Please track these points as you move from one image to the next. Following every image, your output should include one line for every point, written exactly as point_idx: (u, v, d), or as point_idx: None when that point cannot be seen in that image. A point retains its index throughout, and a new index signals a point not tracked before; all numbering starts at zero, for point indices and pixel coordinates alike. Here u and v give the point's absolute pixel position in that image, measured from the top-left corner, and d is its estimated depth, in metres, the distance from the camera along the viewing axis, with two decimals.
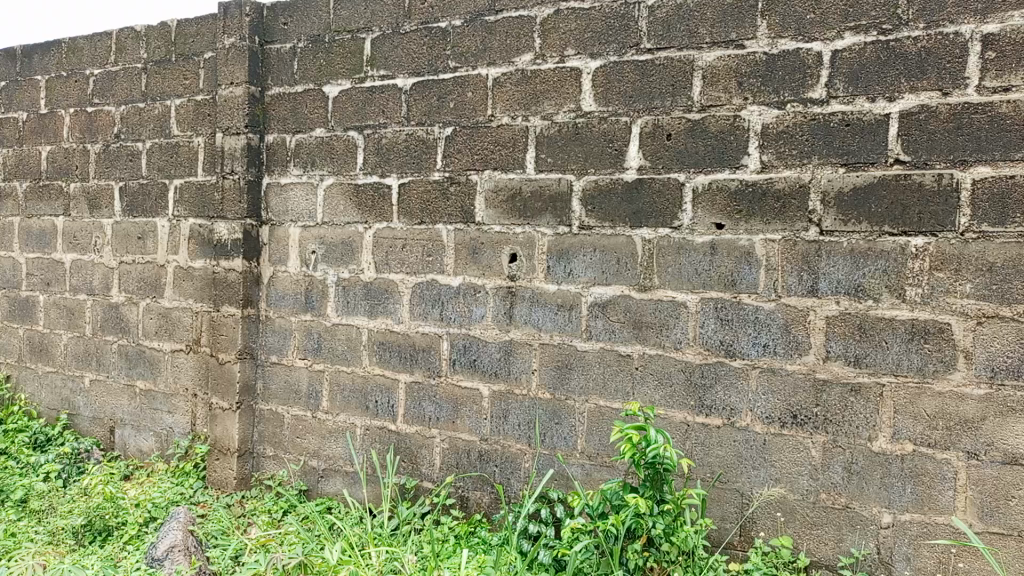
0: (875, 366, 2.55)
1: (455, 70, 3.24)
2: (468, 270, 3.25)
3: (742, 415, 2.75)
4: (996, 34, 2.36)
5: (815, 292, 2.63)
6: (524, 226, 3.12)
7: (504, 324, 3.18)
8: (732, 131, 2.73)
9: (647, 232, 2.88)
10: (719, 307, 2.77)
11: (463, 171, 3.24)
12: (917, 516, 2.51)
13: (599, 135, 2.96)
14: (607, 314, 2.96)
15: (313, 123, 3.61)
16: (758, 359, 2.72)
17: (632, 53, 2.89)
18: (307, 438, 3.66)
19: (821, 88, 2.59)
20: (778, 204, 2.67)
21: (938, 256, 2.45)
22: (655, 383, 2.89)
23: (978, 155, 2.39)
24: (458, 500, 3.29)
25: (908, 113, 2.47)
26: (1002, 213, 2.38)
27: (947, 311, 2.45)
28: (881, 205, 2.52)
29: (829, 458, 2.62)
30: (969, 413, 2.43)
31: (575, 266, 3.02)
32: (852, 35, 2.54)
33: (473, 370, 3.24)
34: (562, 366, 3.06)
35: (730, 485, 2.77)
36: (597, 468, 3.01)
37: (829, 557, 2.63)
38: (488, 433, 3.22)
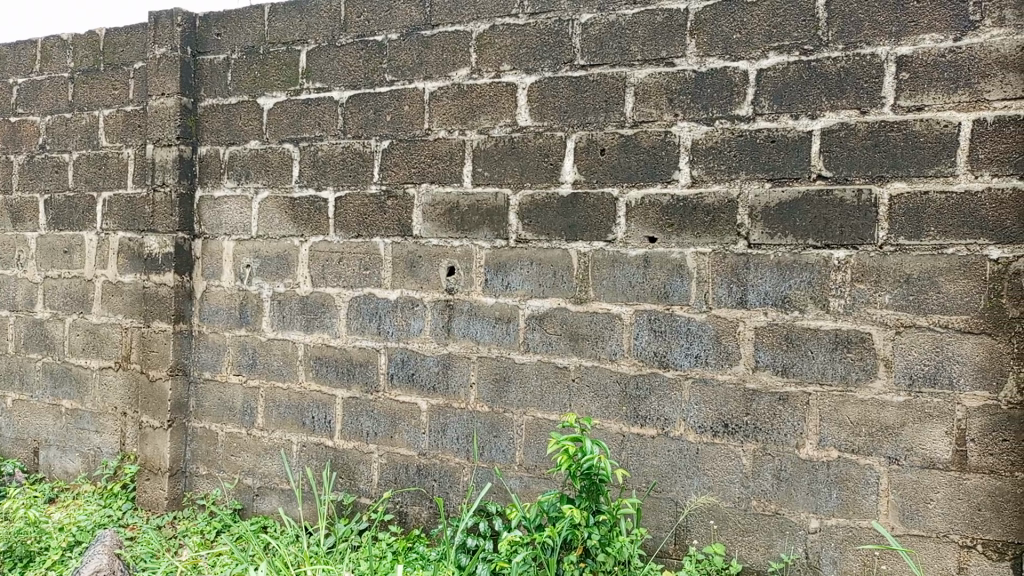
0: (802, 375, 2.63)
1: (392, 83, 3.24)
2: (406, 284, 3.24)
3: (675, 425, 2.80)
4: (909, 56, 2.47)
5: (744, 303, 2.70)
6: (462, 239, 3.13)
7: (442, 337, 3.17)
8: (663, 147, 2.79)
9: (582, 245, 2.92)
10: (653, 319, 2.82)
11: (400, 184, 3.24)
12: (843, 521, 2.58)
13: (535, 150, 2.99)
14: (544, 327, 2.99)
15: (247, 135, 3.56)
16: (690, 369, 2.78)
17: (566, 69, 2.93)
18: (241, 455, 3.59)
19: (747, 106, 2.67)
20: (707, 218, 2.74)
21: (859, 269, 2.55)
22: (591, 395, 2.92)
23: (894, 171, 2.49)
24: (397, 516, 3.26)
25: (829, 130, 2.57)
26: (917, 227, 2.47)
27: (868, 321, 2.55)
28: (805, 219, 2.61)
29: (759, 465, 2.68)
30: (890, 419, 2.52)
31: (512, 279, 3.04)
32: (776, 54, 2.63)
33: (411, 384, 3.23)
34: (499, 379, 3.07)
35: (664, 494, 2.82)
36: (535, 480, 3.02)
37: (760, 563, 2.69)
38: (426, 447, 3.20)
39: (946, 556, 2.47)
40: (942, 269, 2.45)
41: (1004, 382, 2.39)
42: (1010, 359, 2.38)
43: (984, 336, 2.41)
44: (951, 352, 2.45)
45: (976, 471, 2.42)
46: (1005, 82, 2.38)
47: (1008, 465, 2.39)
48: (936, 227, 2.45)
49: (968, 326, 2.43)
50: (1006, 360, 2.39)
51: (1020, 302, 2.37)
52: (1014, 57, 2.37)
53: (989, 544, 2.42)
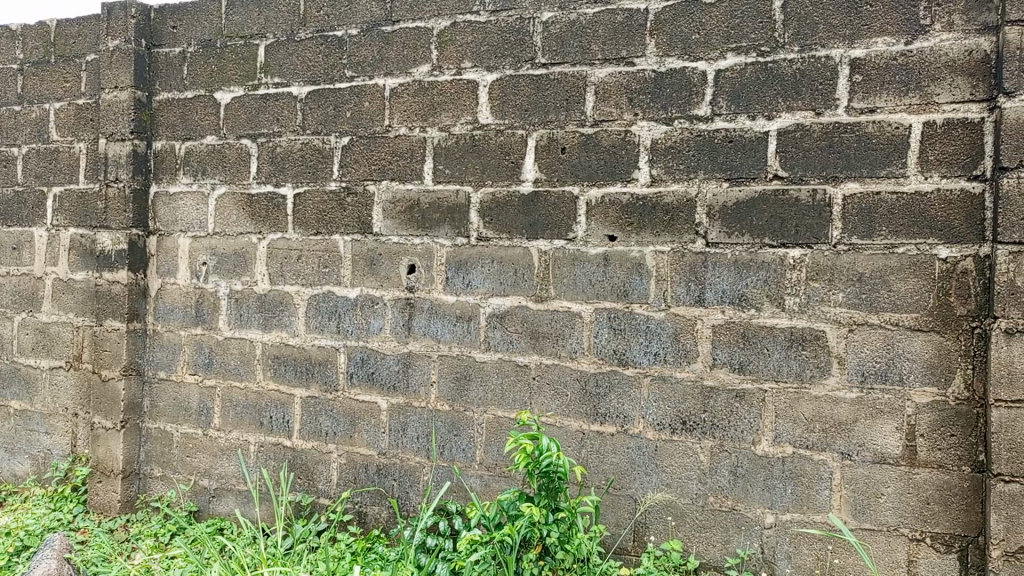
0: (758, 372, 2.66)
1: (352, 79, 3.21)
2: (366, 282, 3.21)
3: (634, 422, 2.81)
4: (862, 59, 2.51)
5: (702, 302, 2.72)
6: (422, 237, 3.11)
7: (403, 336, 3.15)
8: (623, 146, 2.80)
9: (543, 244, 2.92)
10: (612, 316, 2.83)
11: (360, 181, 3.21)
12: (797, 516, 2.62)
13: (496, 147, 2.98)
14: (505, 325, 2.98)
15: (204, 130, 3.49)
16: (649, 367, 2.79)
17: (527, 68, 2.93)
18: (197, 456, 3.53)
19: (706, 106, 2.70)
20: (667, 217, 2.76)
21: (814, 267, 2.59)
22: (551, 393, 2.92)
23: (848, 172, 2.54)
24: (356, 516, 3.23)
25: (785, 131, 2.60)
26: (869, 226, 2.52)
27: (822, 319, 2.58)
28: (761, 219, 2.64)
29: (716, 462, 2.71)
30: (842, 415, 2.56)
31: (473, 277, 3.03)
32: (734, 55, 2.66)
33: (370, 383, 3.20)
34: (460, 378, 3.06)
35: (623, 491, 2.83)
36: (495, 478, 3.01)
37: (717, 559, 2.72)
38: (386, 447, 3.18)
39: (897, 549, 2.51)
40: (893, 268, 2.50)
41: (952, 378, 2.44)
42: (958, 356, 2.44)
43: (933, 333, 2.46)
44: (901, 349, 2.49)
45: (926, 465, 2.47)
46: (954, 85, 2.43)
47: (956, 459, 2.44)
48: (887, 227, 2.50)
49: (917, 323, 2.48)
50: (954, 357, 2.44)
51: (968, 300, 2.42)
52: (962, 60, 2.42)
53: (937, 536, 2.46)
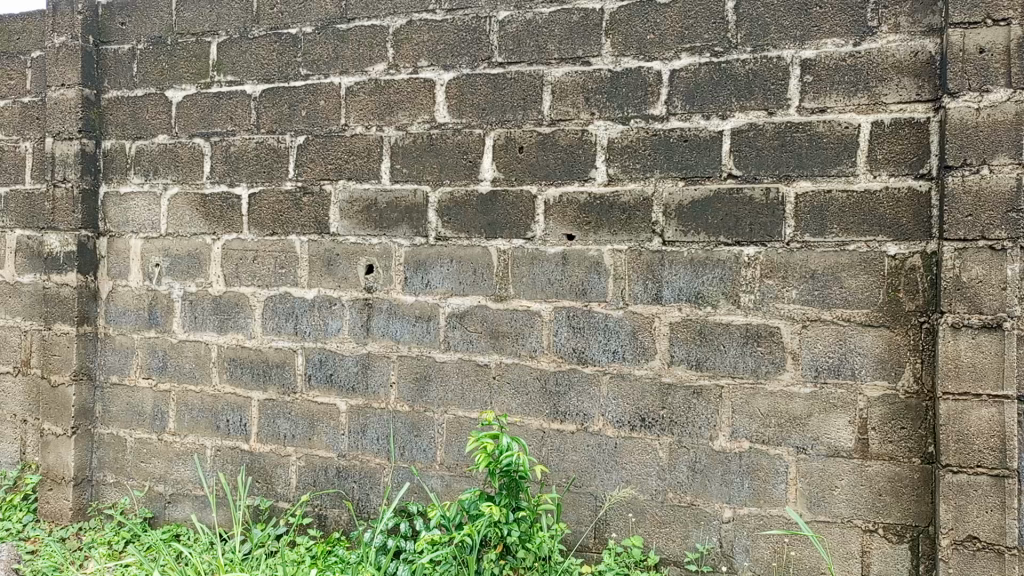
0: (714, 369, 2.69)
1: (307, 78, 3.17)
2: (323, 283, 3.17)
3: (594, 420, 2.83)
4: (812, 60, 2.55)
5: (659, 299, 2.75)
6: (380, 237, 3.09)
7: (362, 337, 3.12)
8: (580, 145, 2.81)
9: (501, 243, 2.92)
10: (571, 315, 2.84)
11: (316, 181, 3.17)
12: (754, 509, 2.66)
13: (454, 147, 2.97)
14: (465, 324, 2.98)
15: (155, 129, 3.42)
16: (608, 365, 2.81)
17: (484, 67, 2.92)
18: (152, 462, 3.45)
19: (661, 105, 2.72)
20: (624, 216, 2.78)
21: (768, 265, 2.63)
22: (511, 392, 2.92)
23: (800, 171, 2.58)
24: (315, 519, 3.19)
25: (739, 130, 2.64)
26: (821, 224, 2.56)
27: (776, 316, 2.62)
28: (716, 217, 2.67)
29: (675, 458, 2.74)
30: (797, 410, 2.60)
31: (432, 277, 3.02)
32: (688, 55, 2.69)
33: (329, 385, 3.17)
34: (419, 378, 3.04)
35: (584, 488, 2.85)
36: (456, 478, 3.00)
37: (677, 554, 2.75)
38: (345, 449, 3.15)
39: (851, 540, 2.56)
40: (845, 264, 2.54)
41: (902, 372, 2.50)
42: (907, 351, 2.49)
43: (883, 328, 2.51)
44: (853, 344, 2.54)
45: (877, 457, 2.53)
46: (900, 85, 2.48)
47: (907, 451, 2.50)
48: (838, 225, 2.55)
49: (868, 319, 2.53)
50: (903, 351, 2.50)
51: (916, 295, 2.47)
52: (908, 62, 2.47)
53: (890, 527, 2.51)
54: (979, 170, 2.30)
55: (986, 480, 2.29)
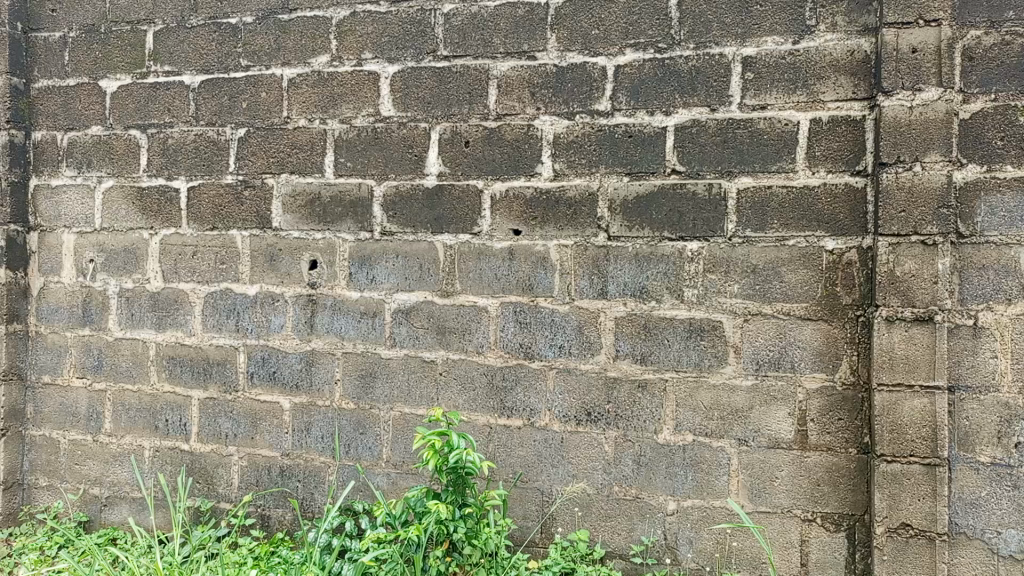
0: (659, 363, 2.71)
1: (247, 69, 3.09)
2: (265, 279, 3.10)
3: (540, 415, 2.82)
4: (753, 57, 2.58)
5: (604, 294, 2.75)
6: (324, 232, 3.03)
7: (305, 334, 3.06)
8: (526, 140, 2.80)
9: (447, 238, 2.89)
10: (518, 310, 2.83)
11: (257, 174, 3.10)
12: (698, 501, 2.69)
13: (398, 140, 2.93)
14: (411, 321, 2.94)
15: (88, 120, 3.30)
16: (554, 360, 2.80)
17: (429, 60, 2.89)
18: (87, 464, 3.34)
19: (606, 101, 2.72)
20: (569, 211, 2.77)
21: (711, 260, 2.65)
22: (457, 388, 2.90)
23: (741, 167, 2.61)
24: (258, 520, 3.12)
25: (683, 126, 2.66)
26: (762, 219, 2.60)
27: (719, 310, 2.65)
28: (660, 213, 2.69)
29: (620, 451, 2.75)
30: (739, 403, 2.64)
31: (377, 273, 2.97)
32: (632, 51, 2.69)
33: (272, 383, 3.10)
34: (364, 375, 3.00)
35: (530, 484, 2.84)
36: (402, 475, 2.96)
37: (622, 547, 2.76)
38: (288, 448, 3.08)
39: (790, 529, 2.60)
40: (785, 259, 2.58)
41: (840, 365, 2.55)
42: (844, 344, 2.54)
43: (821, 321, 2.56)
44: (793, 337, 2.59)
45: (816, 448, 2.57)
46: (838, 84, 2.52)
47: (844, 442, 2.55)
48: (778, 220, 2.58)
49: (807, 312, 2.57)
50: (841, 344, 2.55)
51: (853, 289, 2.52)
52: (845, 60, 2.51)
53: (827, 516, 2.56)
54: (912, 167, 2.36)
55: (919, 468, 2.35)
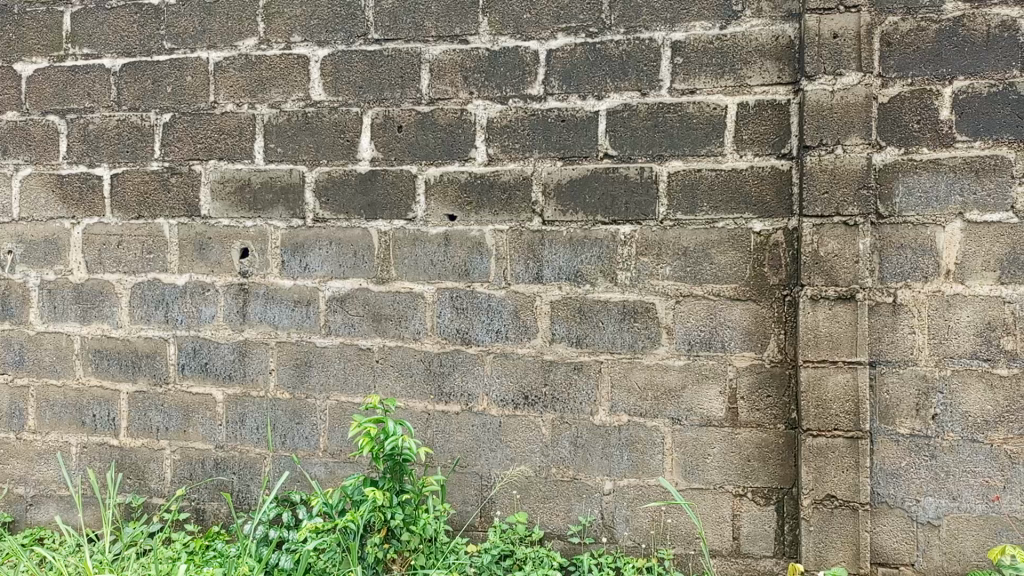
0: (594, 345, 2.73)
1: (171, 52, 2.99)
2: (195, 268, 3.02)
3: (478, 400, 2.82)
4: (682, 42, 2.61)
5: (540, 278, 2.76)
6: (255, 219, 2.97)
7: (237, 324, 3.00)
8: (460, 124, 2.78)
9: (382, 224, 2.86)
10: (454, 296, 2.82)
11: (184, 161, 3.01)
12: (633, 480, 2.73)
13: (330, 125, 2.88)
14: (345, 308, 2.90)
15: (2, 105, 3.15)
16: (491, 344, 2.81)
17: (360, 43, 2.84)
18: (10, 463, 3.21)
19: (538, 85, 2.72)
20: (504, 195, 2.77)
21: (643, 243, 2.68)
22: (394, 375, 2.88)
23: (672, 151, 2.65)
24: (192, 514, 3.05)
25: (614, 111, 2.68)
26: (692, 202, 2.64)
27: (651, 292, 2.69)
28: (594, 197, 2.71)
29: (557, 434, 2.77)
30: (672, 382, 2.68)
31: (310, 260, 2.93)
32: (564, 35, 2.70)
33: (203, 374, 3.03)
34: (299, 365, 2.95)
35: (469, 468, 2.84)
36: (340, 465, 2.93)
37: (560, 527, 2.79)
38: (223, 440, 3.02)
39: (722, 505, 2.66)
40: (714, 241, 2.63)
41: (768, 343, 2.61)
42: (772, 323, 2.60)
43: (750, 302, 2.62)
44: (723, 318, 2.64)
45: (746, 425, 2.64)
46: (764, 68, 2.57)
47: (773, 418, 2.61)
48: (708, 203, 2.63)
49: (736, 293, 2.62)
50: (769, 323, 2.61)
51: (779, 270, 2.59)
52: (771, 45, 2.56)
53: (758, 491, 2.63)
54: (834, 150, 2.42)
55: (842, 441, 2.43)
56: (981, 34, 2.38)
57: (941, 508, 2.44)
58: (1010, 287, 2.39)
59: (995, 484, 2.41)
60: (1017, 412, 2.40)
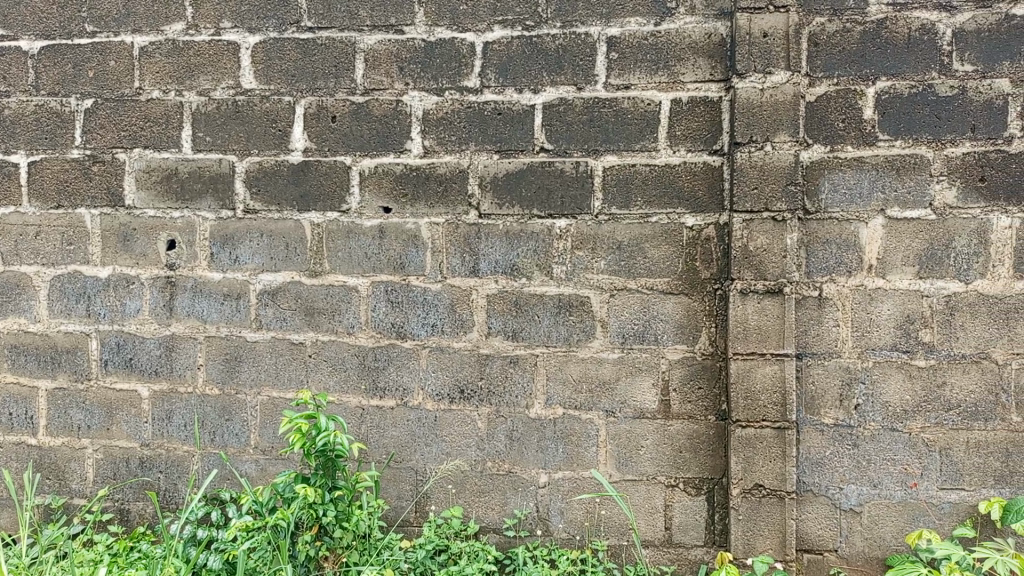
0: (530, 339, 2.73)
1: (93, 35, 2.87)
2: (119, 260, 2.91)
3: (413, 395, 2.79)
4: (617, 37, 2.63)
5: (476, 272, 2.75)
6: (182, 210, 2.87)
7: (164, 318, 2.90)
8: (395, 116, 2.75)
9: (315, 216, 2.81)
10: (389, 290, 2.78)
11: (108, 149, 2.89)
12: (568, 473, 2.73)
13: (261, 114, 2.80)
14: (277, 302, 2.84)
15: None
16: (426, 338, 2.78)
17: (292, 31, 2.77)
18: None
19: (475, 77, 2.70)
20: (440, 188, 2.75)
21: (579, 237, 2.69)
22: (328, 369, 2.82)
23: (607, 146, 2.66)
24: (117, 514, 2.94)
25: (550, 104, 2.67)
26: (627, 197, 2.66)
27: (587, 286, 2.70)
28: (530, 191, 2.70)
29: (493, 427, 2.76)
30: (606, 375, 2.70)
31: (241, 253, 2.85)
32: (500, 28, 2.68)
33: (128, 370, 2.92)
34: (229, 360, 2.87)
35: (404, 463, 2.81)
36: (271, 462, 2.86)
37: (496, 521, 2.78)
38: (148, 437, 2.92)
39: (655, 496, 2.69)
40: (648, 236, 2.66)
41: (700, 336, 2.65)
42: (704, 316, 2.64)
43: (682, 295, 2.65)
44: (656, 311, 2.67)
45: (678, 417, 2.67)
46: (696, 66, 2.60)
47: (704, 410, 2.65)
48: (642, 198, 2.65)
49: (669, 287, 2.66)
50: (700, 316, 2.64)
51: (711, 264, 2.63)
52: (703, 43, 2.59)
53: (689, 481, 2.67)
54: (764, 147, 2.46)
55: (770, 432, 2.48)
56: (902, 37, 2.46)
57: (863, 496, 2.52)
58: (928, 281, 2.48)
59: (914, 471, 2.50)
60: (933, 401, 2.49)
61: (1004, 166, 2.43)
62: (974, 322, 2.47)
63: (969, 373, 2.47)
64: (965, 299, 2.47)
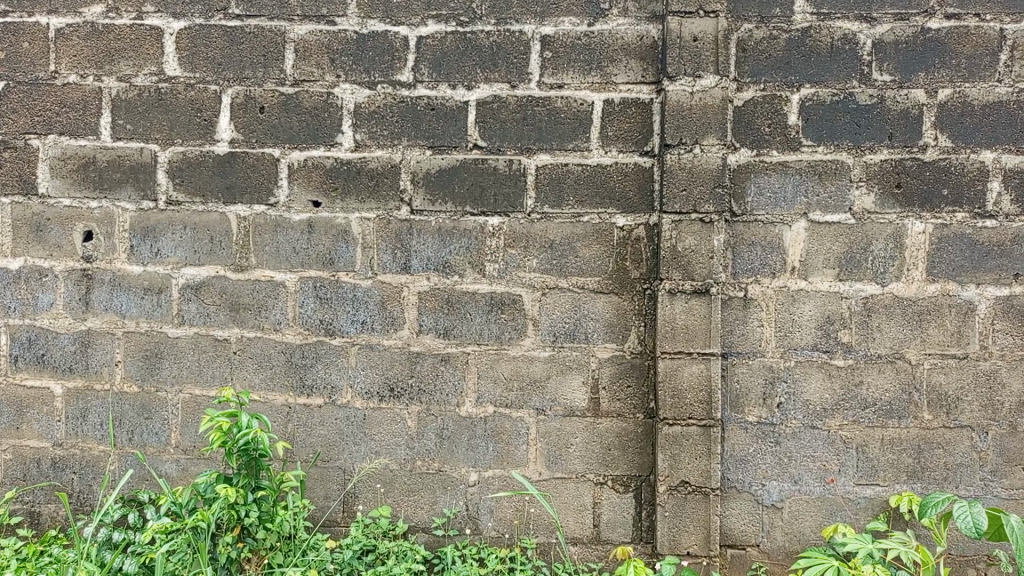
0: (461, 336, 2.71)
1: (5, 15, 2.73)
2: (31, 251, 2.77)
3: (341, 393, 2.74)
4: (552, 36, 2.63)
5: (407, 268, 2.71)
6: (100, 200, 2.75)
7: (79, 312, 2.77)
8: (325, 108, 2.68)
9: (241, 209, 2.72)
10: (318, 286, 2.72)
11: (20, 134, 2.75)
12: (498, 471, 2.72)
13: (185, 103, 2.71)
14: (201, 297, 2.74)
15: None
16: (356, 336, 2.73)
17: (219, 18, 2.68)
18: None
19: (408, 72, 2.66)
20: (371, 183, 2.70)
21: (511, 235, 2.68)
22: (253, 367, 2.74)
23: (540, 144, 2.65)
24: (26, 518, 2.80)
25: (483, 101, 2.65)
26: (559, 196, 2.66)
27: (518, 284, 2.69)
28: (462, 187, 2.68)
29: (423, 426, 2.73)
30: (537, 373, 2.70)
31: (162, 246, 2.74)
32: (434, 23, 2.65)
33: (40, 367, 2.78)
34: (149, 356, 2.76)
35: (331, 463, 2.75)
36: (192, 462, 2.76)
37: (425, 520, 2.75)
38: (61, 437, 2.78)
39: (583, 493, 2.70)
40: (580, 235, 2.66)
41: (629, 335, 2.67)
42: (633, 316, 2.66)
43: (613, 294, 2.67)
44: (587, 310, 2.68)
45: (607, 415, 2.68)
46: (629, 67, 2.62)
47: (633, 408, 2.68)
48: (574, 197, 2.66)
49: (600, 286, 2.67)
50: (630, 315, 2.67)
51: (640, 264, 2.65)
52: (635, 45, 2.61)
53: (617, 478, 2.69)
54: (693, 149, 2.49)
55: (696, 430, 2.51)
56: (825, 45, 2.52)
57: (784, 491, 2.58)
58: (848, 283, 2.56)
59: (832, 467, 2.57)
60: (851, 400, 2.57)
61: (919, 173, 2.52)
62: (890, 323, 2.55)
63: (885, 373, 2.56)
64: (882, 301, 2.55)
